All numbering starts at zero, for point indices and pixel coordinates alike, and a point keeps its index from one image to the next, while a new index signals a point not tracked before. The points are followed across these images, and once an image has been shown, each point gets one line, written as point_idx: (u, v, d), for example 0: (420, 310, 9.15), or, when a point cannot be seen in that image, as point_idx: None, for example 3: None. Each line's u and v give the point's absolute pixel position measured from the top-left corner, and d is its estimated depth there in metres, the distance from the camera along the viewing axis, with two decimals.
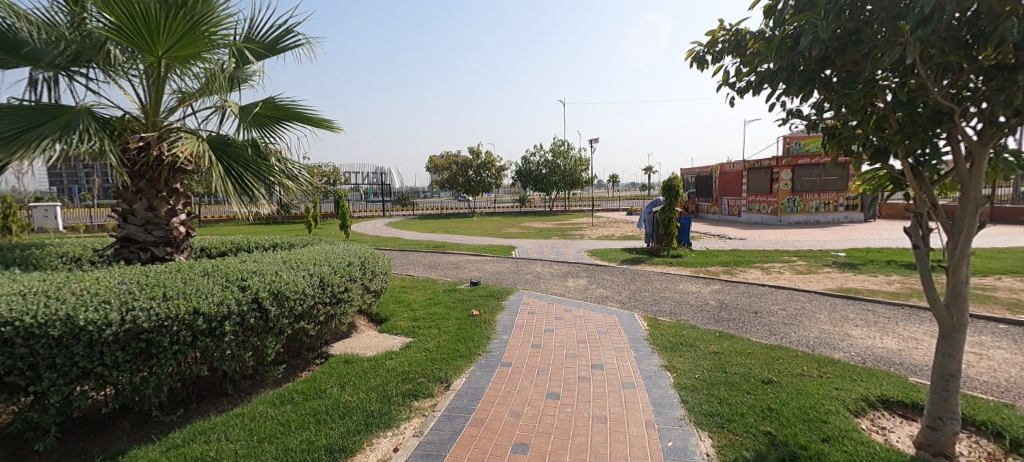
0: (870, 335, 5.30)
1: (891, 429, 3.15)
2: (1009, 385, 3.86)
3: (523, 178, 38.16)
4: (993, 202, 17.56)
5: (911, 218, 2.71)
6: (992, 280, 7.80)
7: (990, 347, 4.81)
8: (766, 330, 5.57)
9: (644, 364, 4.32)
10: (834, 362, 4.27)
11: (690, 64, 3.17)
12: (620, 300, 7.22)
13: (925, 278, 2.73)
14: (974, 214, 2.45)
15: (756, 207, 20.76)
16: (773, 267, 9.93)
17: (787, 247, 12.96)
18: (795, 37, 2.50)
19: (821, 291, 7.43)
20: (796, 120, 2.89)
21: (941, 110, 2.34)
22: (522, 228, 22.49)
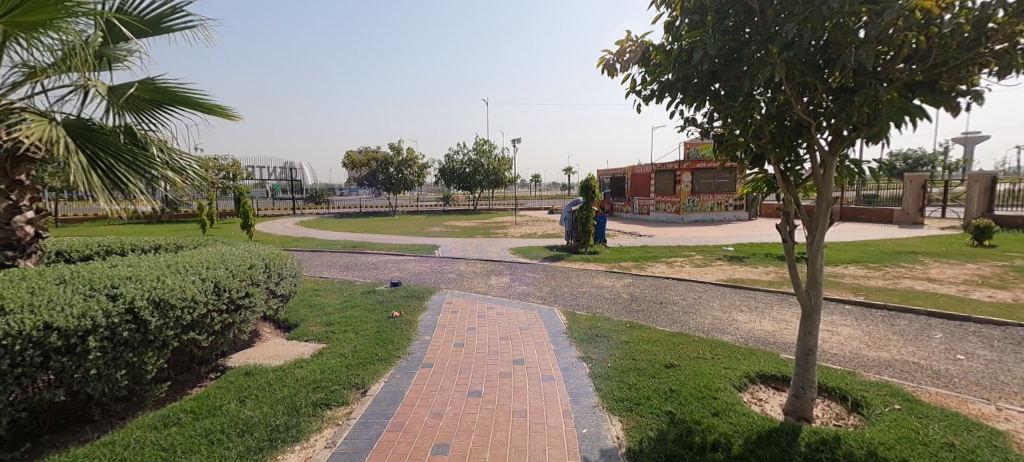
0: (753, 319, 6.04)
1: (766, 400, 3.62)
2: (851, 355, 4.64)
3: (446, 176, 37.67)
4: (844, 203, 20.88)
5: (780, 216, 3.13)
6: (842, 268, 9.30)
7: (840, 324, 5.73)
8: (670, 318, 6.10)
9: (562, 356, 4.49)
10: (723, 344, 4.80)
11: (601, 71, 3.35)
12: (541, 296, 7.45)
13: (790, 266, 3.17)
14: (825, 211, 2.90)
15: (663, 207, 22.55)
16: (676, 261, 10.88)
17: (688, 243, 14.26)
18: (689, 51, 2.75)
19: (714, 282, 8.30)
20: (692, 127, 3.19)
21: (802, 123, 2.73)
22: (446, 227, 22.19)
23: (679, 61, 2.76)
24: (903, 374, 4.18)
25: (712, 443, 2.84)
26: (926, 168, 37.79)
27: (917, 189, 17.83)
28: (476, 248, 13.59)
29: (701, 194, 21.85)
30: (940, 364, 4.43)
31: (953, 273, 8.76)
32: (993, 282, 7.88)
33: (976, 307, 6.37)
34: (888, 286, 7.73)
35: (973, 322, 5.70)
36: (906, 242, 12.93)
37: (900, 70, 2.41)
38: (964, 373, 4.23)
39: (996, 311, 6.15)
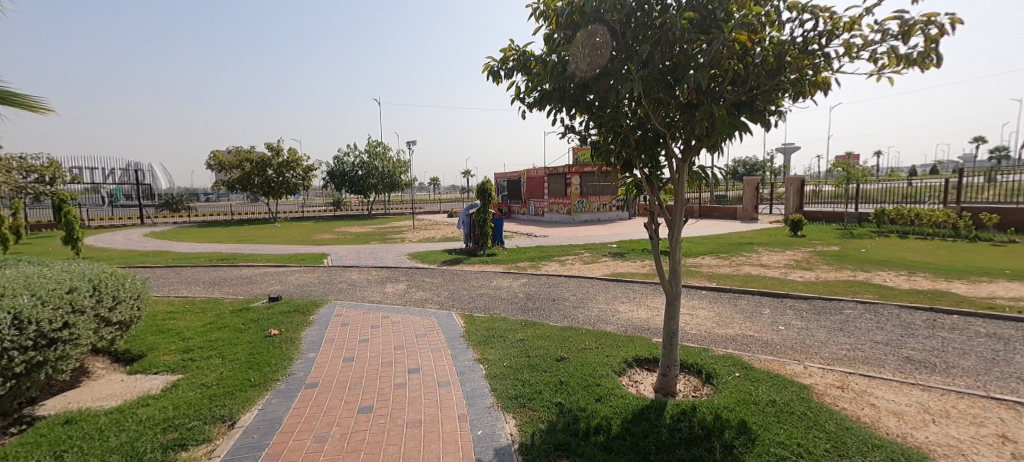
0: (632, 308, 6.66)
1: (641, 381, 4.02)
2: (708, 334, 5.38)
3: (335, 179, 35.10)
4: (703, 203, 24.12)
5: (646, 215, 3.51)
6: (700, 259, 10.75)
7: (701, 308, 6.60)
8: (561, 314, 6.44)
9: (459, 360, 4.47)
10: (607, 334, 5.21)
11: (487, 77, 3.41)
12: (438, 300, 7.33)
13: (656, 260, 3.58)
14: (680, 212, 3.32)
15: (556, 208, 23.78)
16: (568, 259, 11.55)
17: (578, 242, 15.22)
18: (564, 64, 2.94)
19: (601, 277, 8.98)
20: (570, 134, 3.41)
21: (660, 133, 3.09)
22: (336, 233, 20.71)
23: (555, 72, 2.94)
24: (744, 346, 4.96)
25: (596, 427, 3.06)
26: (760, 172, 45.41)
27: (754, 189, 21.17)
28: (370, 255, 12.89)
29: (589, 196, 23.45)
30: (771, 335, 5.35)
31: (780, 259, 10.66)
32: (806, 265, 9.76)
33: (795, 286, 7.84)
34: (734, 272, 9.13)
35: (793, 298, 7.01)
36: (747, 235, 15.39)
37: (729, 92, 2.86)
38: (786, 340, 5.17)
39: (808, 288, 7.64)
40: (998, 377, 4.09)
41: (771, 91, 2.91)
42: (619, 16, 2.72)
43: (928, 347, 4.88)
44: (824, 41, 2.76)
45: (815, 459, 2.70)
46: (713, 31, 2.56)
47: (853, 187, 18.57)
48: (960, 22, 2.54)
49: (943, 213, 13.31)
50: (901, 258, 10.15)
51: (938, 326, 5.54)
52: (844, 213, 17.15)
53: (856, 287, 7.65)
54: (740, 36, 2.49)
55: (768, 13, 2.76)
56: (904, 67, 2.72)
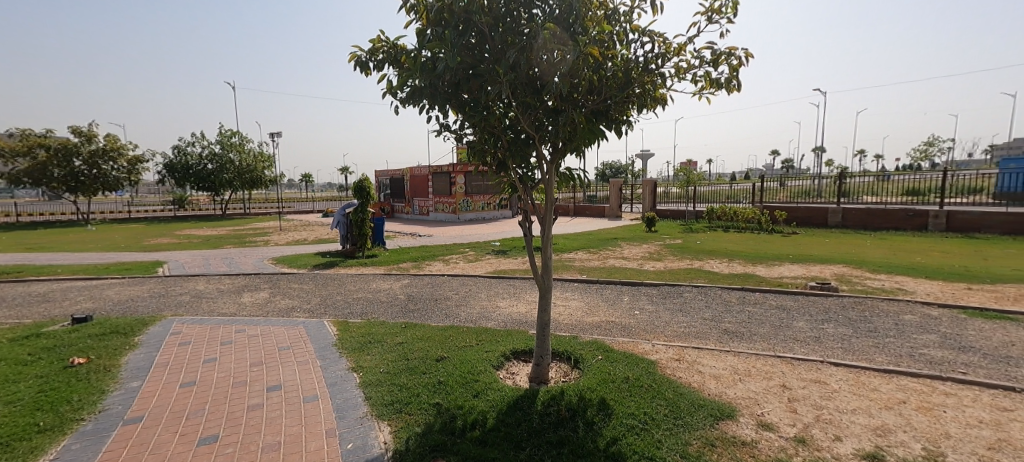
0: (511, 303, 6.91)
1: (517, 373, 4.19)
2: (578, 323, 5.84)
3: (177, 173, 29.78)
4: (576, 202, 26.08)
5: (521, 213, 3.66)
6: (572, 255, 11.65)
7: (573, 299, 7.13)
8: (443, 313, 6.39)
9: (329, 371, 4.14)
10: (486, 330, 5.32)
11: (353, 67, 3.19)
12: (307, 308, 6.71)
13: (530, 256, 3.77)
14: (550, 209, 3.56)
15: (440, 207, 23.50)
16: (451, 258, 11.50)
17: (461, 240, 15.28)
18: (434, 61, 2.91)
19: (483, 275, 9.13)
20: (446, 132, 3.39)
21: (530, 136, 3.23)
22: (179, 237, 17.62)
23: (426, 69, 2.88)
24: (606, 331, 5.51)
25: (472, 423, 3.10)
26: (624, 175, 50.64)
27: (617, 190, 23.58)
28: (223, 261, 11.23)
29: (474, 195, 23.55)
30: (629, 319, 6.03)
31: (637, 252, 12.08)
32: (658, 257, 11.23)
33: (648, 275, 8.96)
34: (601, 265, 10.09)
35: (647, 286, 8.00)
36: (612, 231, 17.10)
37: (588, 101, 3.13)
38: (640, 323, 5.88)
39: (658, 277, 8.79)
40: (784, 339, 5.21)
41: (622, 103, 3.26)
42: (487, 19, 2.78)
43: (742, 320, 5.99)
44: (659, 62, 3.19)
45: (657, 424, 3.12)
46: (571, 43, 2.78)
47: (691, 189, 21.89)
48: (752, 56, 3.17)
49: (750, 210, 16.13)
50: (726, 248, 12.28)
51: (748, 302, 6.84)
52: (685, 211, 20.07)
53: (694, 274, 9.04)
54: (594, 50, 2.74)
55: (617, 32, 3.09)
56: (717, 89, 3.29)
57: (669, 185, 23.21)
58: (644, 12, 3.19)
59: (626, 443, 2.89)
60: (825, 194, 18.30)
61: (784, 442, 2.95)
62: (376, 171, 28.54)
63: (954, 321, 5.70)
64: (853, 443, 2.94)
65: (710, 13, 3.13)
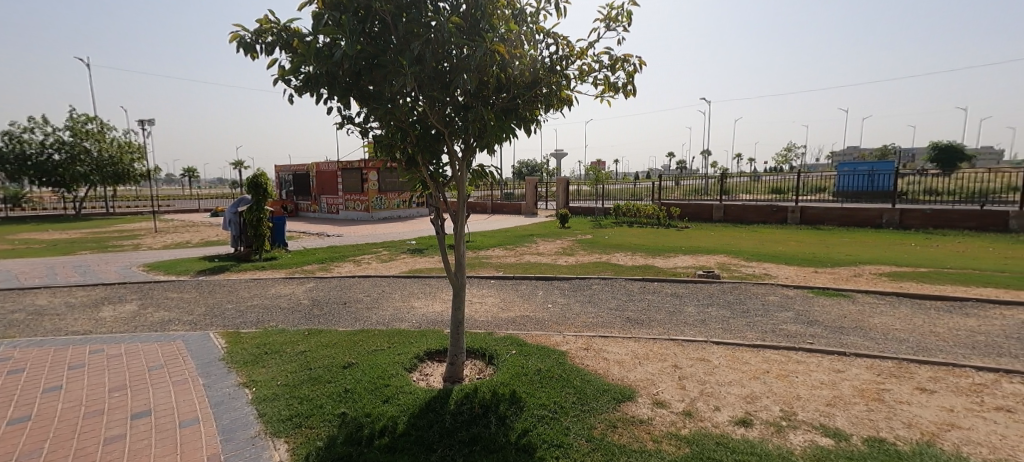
0: (426, 303, 6.75)
1: (431, 373, 4.11)
2: (494, 319, 5.89)
3: (11, 165, 24.54)
4: (493, 199, 26.27)
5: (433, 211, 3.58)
6: (489, 252, 11.71)
7: (489, 296, 7.18)
8: (352, 317, 6.05)
9: (214, 389, 3.69)
10: (399, 332, 5.14)
11: (236, 49, 2.85)
12: (190, 319, 5.93)
13: (442, 253, 3.69)
14: (462, 206, 3.53)
15: (351, 205, 22.18)
16: (362, 259, 10.93)
17: (374, 240, 14.59)
18: (331, 47, 2.70)
19: (397, 275, 8.82)
20: (348, 125, 3.18)
21: (439, 131, 3.16)
22: (15, 242, 14.54)
23: (322, 55, 2.67)
24: (520, 326, 5.63)
25: (381, 430, 2.98)
26: (539, 174, 52.02)
27: (532, 188, 24.14)
28: (77, 270, 9.49)
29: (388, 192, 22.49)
30: (542, 313, 6.23)
31: (551, 247, 12.52)
32: (570, 252, 11.74)
33: (561, 269, 9.32)
34: (517, 261, 10.28)
35: (559, 280, 8.33)
36: (527, 228, 17.51)
37: (497, 97, 3.16)
38: (553, 316, 6.10)
39: (570, 271, 9.20)
40: (678, 324, 5.75)
41: (530, 102, 3.34)
42: (389, 7, 2.66)
43: (643, 308, 6.49)
44: (564, 63, 3.32)
45: (566, 412, 3.26)
46: (477, 39, 2.76)
47: (600, 187, 23.18)
48: (645, 64, 3.44)
49: (651, 207, 17.48)
50: (631, 242, 13.22)
51: (648, 291, 7.44)
52: (595, 208, 21.23)
53: (602, 267, 9.61)
54: (500, 48, 2.76)
55: (524, 32, 3.14)
56: (615, 94, 3.51)
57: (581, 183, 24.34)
58: (549, 15, 3.29)
59: (537, 433, 2.98)
60: (712, 192, 20.52)
61: (674, 417, 3.26)
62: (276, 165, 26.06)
63: (806, 299, 6.74)
64: (728, 412, 3.34)
65: (607, 20, 3.32)
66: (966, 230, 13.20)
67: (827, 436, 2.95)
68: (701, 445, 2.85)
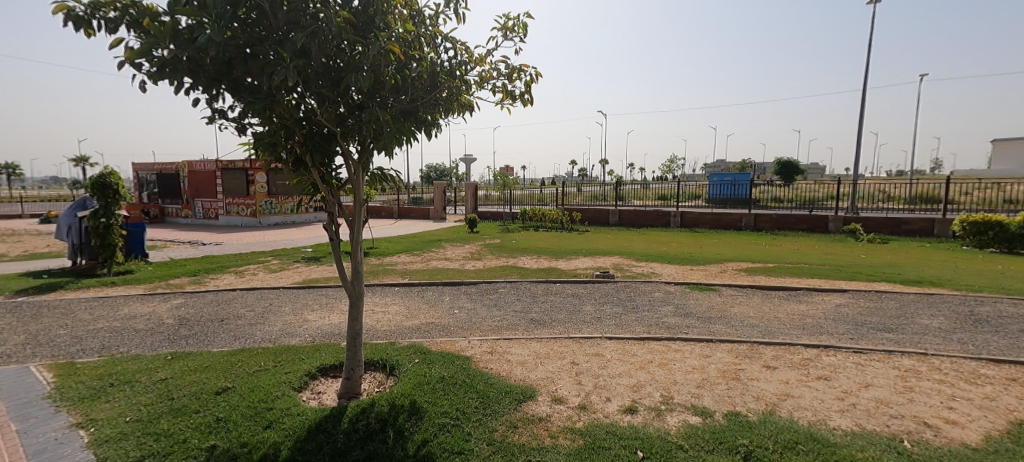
0: (321, 315, 6.26)
1: (324, 391, 3.80)
2: (396, 328, 5.66)
3: None
4: (398, 204, 25.37)
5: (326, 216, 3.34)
6: (394, 258, 11.26)
7: (391, 305, 6.89)
8: (231, 335, 5.38)
9: (35, 436, 3.01)
10: (287, 348, 4.68)
11: (64, 22, 2.36)
12: (5, 351, 4.78)
13: (337, 261, 3.44)
14: (360, 210, 3.34)
15: (234, 210, 19.74)
16: (246, 269, 9.79)
17: (261, 248, 13.18)
18: (192, 31, 2.37)
19: (288, 285, 8.05)
20: (221, 120, 2.83)
21: (330, 130, 2.94)
22: None
23: (181, 39, 2.33)
24: (424, 333, 5.48)
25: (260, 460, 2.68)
26: (447, 178, 51.35)
27: (441, 193, 23.73)
28: None
29: (280, 196, 20.28)
30: (448, 319, 6.15)
31: (459, 252, 12.44)
32: (477, 256, 11.78)
33: (469, 274, 9.30)
34: (424, 267, 10.03)
35: (466, 284, 8.30)
36: (435, 233, 17.20)
37: (395, 98, 3.04)
38: (458, 321, 6.04)
39: (477, 275, 9.22)
40: (576, 322, 6.08)
41: (430, 105, 3.28)
42: None
43: (545, 309, 6.75)
44: (464, 68, 3.32)
45: (468, 418, 3.24)
46: (370, 36, 2.63)
47: (508, 192, 23.61)
48: (540, 75, 3.61)
49: (555, 212, 18.26)
50: (536, 246, 13.67)
51: (550, 293, 7.74)
52: (502, 213, 21.59)
53: (508, 270, 9.79)
54: (396, 47, 2.66)
55: (422, 33, 3.08)
56: (513, 102, 3.61)
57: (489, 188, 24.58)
58: (448, 19, 3.28)
59: (437, 442, 2.92)
60: (609, 197, 22.12)
61: (570, 411, 3.43)
62: (134, 164, 22.23)
63: (685, 294, 7.57)
64: (618, 401, 3.60)
65: (504, 29, 3.41)
66: (803, 232, 15.91)
67: (697, 415, 3.34)
68: (594, 435, 3.04)
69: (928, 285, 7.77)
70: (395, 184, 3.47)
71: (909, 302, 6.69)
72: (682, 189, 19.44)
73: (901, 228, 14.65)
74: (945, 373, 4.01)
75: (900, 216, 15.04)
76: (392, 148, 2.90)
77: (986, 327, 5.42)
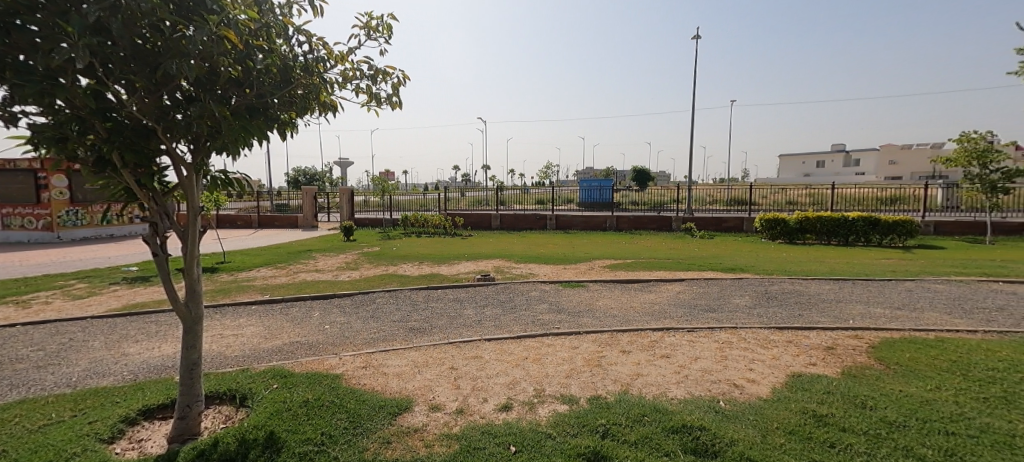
0: (149, 346, 5.22)
1: (148, 437, 3.17)
2: (250, 352, 4.99)
3: None
4: (257, 211, 22.51)
5: (147, 227, 2.80)
6: (252, 272, 9.92)
7: (245, 326, 6.05)
8: (9, 384, 4.17)
9: None
10: (96, 391, 3.80)
11: None
12: None
13: (165, 281, 2.90)
14: (195, 220, 2.85)
15: (17, 223, 15.51)
16: (36, 297, 7.70)
17: (61, 269, 10.51)
18: None
19: (101, 314, 6.55)
20: None
21: (149, 125, 2.46)
22: None
23: None
24: (286, 354, 4.94)
25: None
26: (318, 183, 47.12)
27: (311, 199, 21.66)
28: None
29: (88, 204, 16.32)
30: (316, 336, 5.63)
31: (332, 263, 11.48)
32: (353, 266, 11.04)
33: (342, 285, 8.64)
34: (290, 281, 9.03)
35: (338, 297, 7.71)
36: (303, 242, 15.67)
37: (239, 93, 2.62)
38: (327, 338, 5.58)
39: (353, 286, 8.62)
40: (456, 327, 6.08)
41: (284, 103, 2.89)
42: None
43: (425, 316, 6.61)
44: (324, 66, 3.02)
45: (334, 442, 3.01)
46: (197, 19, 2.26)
47: (387, 198, 22.57)
48: (408, 78, 3.45)
49: (437, 217, 18.03)
50: (418, 252, 13.31)
51: (430, 299, 7.61)
52: (382, 219, 20.64)
53: (387, 279, 9.35)
54: (233, 34, 2.31)
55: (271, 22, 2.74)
56: (380, 105, 3.40)
57: (366, 194, 23.26)
58: (304, 11, 2.98)
59: None
60: (491, 202, 22.55)
61: (447, 417, 3.42)
62: None
63: (557, 292, 8.11)
64: (494, 401, 3.70)
65: (367, 28, 3.17)
66: (653, 231, 18.26)
67: (564, 403, 3.61)
68: (469, 437, 3.07)
69: (741, 271, 9.56)
70: (243, 190, 2.99)
71: (729, 286, 8.15)
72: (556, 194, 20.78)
73: (723, 226, 17.77)
74: (750, 342, 4.98)
75: (722, 216, 18.19)
76: (236, 150, 2.47)
77: (777, 302, 6.87)
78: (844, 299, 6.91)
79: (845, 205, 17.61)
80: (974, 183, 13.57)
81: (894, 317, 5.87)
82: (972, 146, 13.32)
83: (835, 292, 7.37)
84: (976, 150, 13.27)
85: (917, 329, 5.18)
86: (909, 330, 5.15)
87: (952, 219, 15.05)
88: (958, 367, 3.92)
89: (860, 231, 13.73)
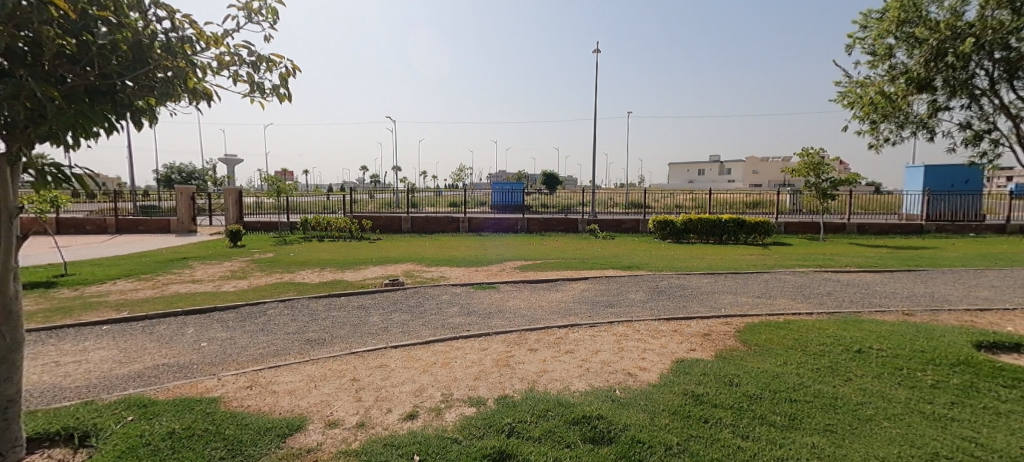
0: None
1: None
2: (97, 381, 4.20)
3: None
4: (114, 214, 19.21)
5: None
6: (106, 286, 8.38)
7: (93, 350, 5.08)
8: None
9: None
10: None
11: None
12: None
13: None
14: (9, 225, 2.32)
15: None
16: None
17: None
18: None
19: None
20: None
21: None
22: None
23: None
24: (148, 380, 4.25)
25: None
26: (197, 182, 41.68)
27: (187, 199, 19.03)
28: None
29: None
30: (189, 356, 4.93)
31: (214, 272, 10.14)
32: (240, 274, 9.92)
33: (226, 297, 7.70)
34: (158, 295, 7.79)
35: (219, 310, 6.85)
36: (177, 249, 13.71)
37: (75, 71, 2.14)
38: (204, 357, 4.91)
39: (240, 297, 7.70)
40: (359, 336, 5.75)
41: (140, 86, 2.37)
42: None
43: (324, 326, 6.15)
44: (193, 48, 2.48)
45: None
46: None
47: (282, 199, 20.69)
48: (302, 70, 2.68)
49: (343, 220, 16.91)
50: (319, 258, 12.32)
51: (330, 308, 7.10)
52: (277, 223, 18.86)
53: (282, 288, 8.51)
54: None
55: None
56: (263, 96, 2.63)
57: (256, 195, 21.08)
58: None
59: None
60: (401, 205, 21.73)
61: (346, 432, 3.20)
62: None
63: (468, 294, 8.09)
64: (398, 411, 3.54)
65: (246, 10, 2.57)
66: (560, 232, 19.07)
67: (472, 405, 3.59)
68: (370, 451, 2.91)
69: (636, 268, 10.39)
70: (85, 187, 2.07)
71: (626, 282, 8.80)
72: (467, 197, 20.66)
73: (621, 227, 19.18)
74: (643, 333, 5.42)
75: (620, 218, 19.59)
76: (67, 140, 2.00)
77: (667, 295, 7.58)
78: (719, 290, 7.85)
79: (720, 208, 20.05)
80: (812, 190, 16.31)
81: (757, 304, 6.80)
82: (810, 160, 15.99)
83: (712, 284, 8.34)
84: (812, 163, 15.96)
85: (773, 314, 6.07)
86: (767, 315, 6.01)
87: (797, 220, 17.92)
88: (800, 344, 4.66)
89: (731, 231, 15.73)
